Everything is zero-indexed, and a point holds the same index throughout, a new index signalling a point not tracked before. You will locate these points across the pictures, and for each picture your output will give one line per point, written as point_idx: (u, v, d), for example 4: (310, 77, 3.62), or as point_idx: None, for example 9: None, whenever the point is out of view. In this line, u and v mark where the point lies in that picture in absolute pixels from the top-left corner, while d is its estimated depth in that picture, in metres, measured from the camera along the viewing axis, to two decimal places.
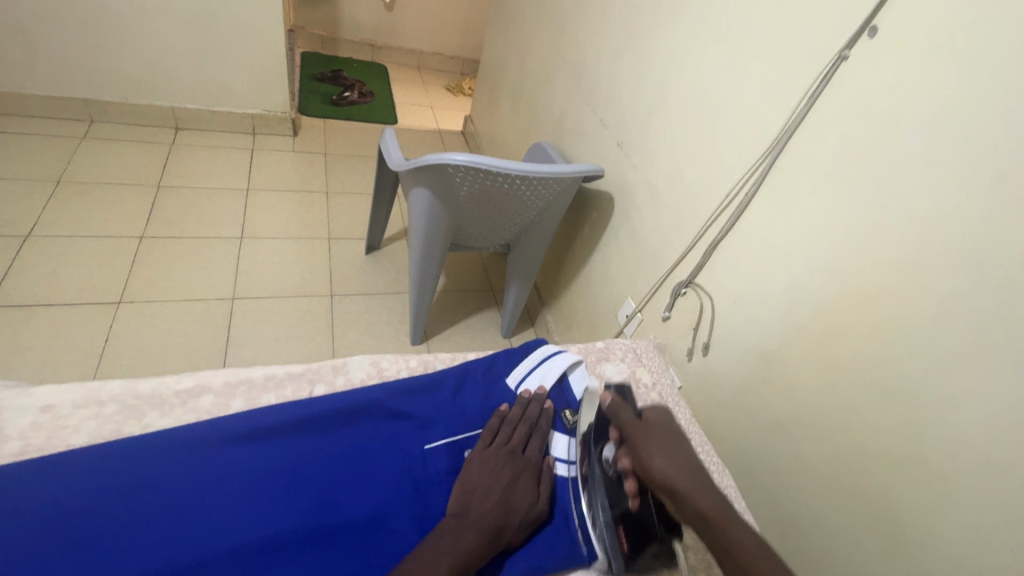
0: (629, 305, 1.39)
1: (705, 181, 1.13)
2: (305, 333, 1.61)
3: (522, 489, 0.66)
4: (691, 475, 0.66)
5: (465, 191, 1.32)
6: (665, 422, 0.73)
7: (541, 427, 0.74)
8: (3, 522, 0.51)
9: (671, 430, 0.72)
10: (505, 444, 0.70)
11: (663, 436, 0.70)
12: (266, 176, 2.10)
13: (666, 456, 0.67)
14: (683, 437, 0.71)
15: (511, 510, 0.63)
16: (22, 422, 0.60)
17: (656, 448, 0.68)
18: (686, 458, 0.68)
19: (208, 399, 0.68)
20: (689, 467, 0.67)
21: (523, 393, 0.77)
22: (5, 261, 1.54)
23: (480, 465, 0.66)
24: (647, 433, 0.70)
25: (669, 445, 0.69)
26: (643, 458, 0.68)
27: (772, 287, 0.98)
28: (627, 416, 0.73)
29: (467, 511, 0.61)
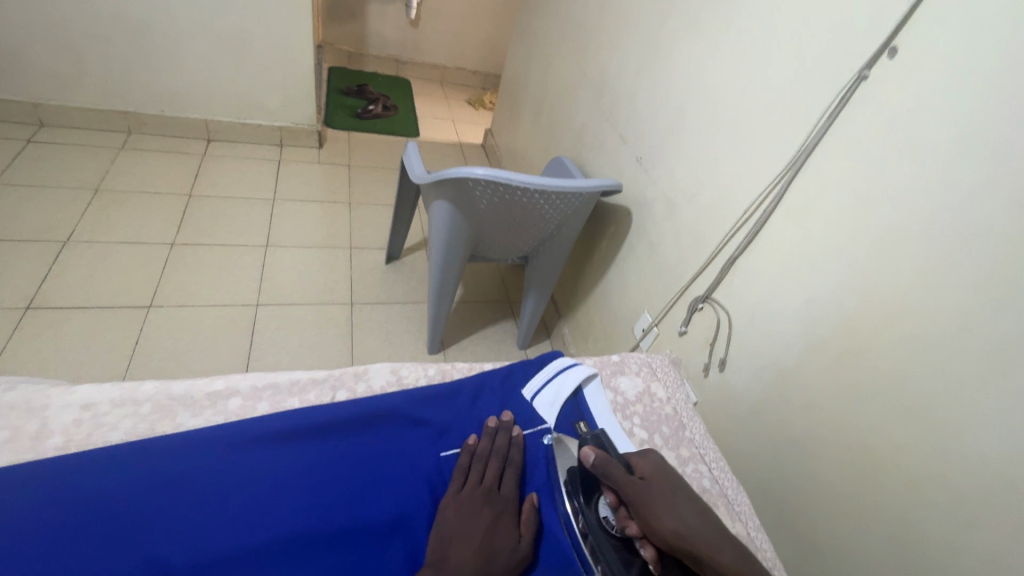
0: (646, 319, 1.40)
1: (724, 197, 1.14)
2: (326, 340, 1.65)
3: (502, 531, 0.63)
4: (705, 530, 0.62)
5: (484, 204, 1.34)
6: (660, 470, 0.68)
7: (514, 460, 0.72)
8: (50, 513, 0.55)
9: (670, 478, 0.67)
10: (479, 483, 0.67)
11: (664, 486, 0.66)
12: (293, 186, 2.16)
13: (677, 515, 0.63)
14: (682, 484, 0.67)
15: (494, 555, 0.60)
16: (65, 418, 0.64)
17: (663, 507, 0.64)
18: (694, 509, 0.64)
19: (236, 402, 0.70)
20: (699, 520, 0.63)
21: (489, 423, 0.74)
22: (46, 265, 1.62)
23: (455, 509, 0.64)
24: (647, 490, 0.65)
25: (674, 499, 0.64)
26: (654, 521, 0.63)
27: (792, 304, 0.98)
28: (620, 475, 0.67)
29: (448, 556, 0.59)
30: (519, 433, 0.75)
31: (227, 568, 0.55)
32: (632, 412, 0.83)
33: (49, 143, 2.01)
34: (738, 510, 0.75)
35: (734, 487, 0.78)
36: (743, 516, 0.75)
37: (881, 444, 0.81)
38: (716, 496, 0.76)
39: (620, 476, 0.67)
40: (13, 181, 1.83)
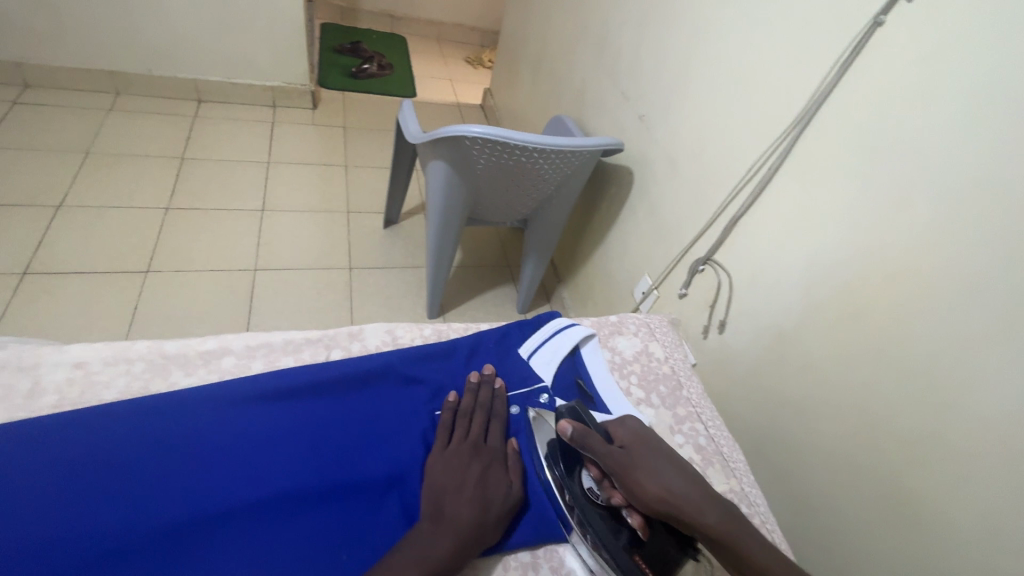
0: (646, 282, 1.38)
1: (728, 155, 1.10)
2: (324, 304, 1.64)
3: (493, 480, 0.63)
4: (689, 491, 0.61)
5: (481, 163, 1.31)
6: (638, 435, 0.67)
7: (498, 412, 0.71)
8: (45, 468, 0.55)
9: (647, 441, 0.66)
10: (465, 438, 0.67)
11: (641, 450, 0.65)
12: (287, 149, 2.11)
13: (656, 477, 0.61)
14: (662, 447, 0.66)
15: (488, 505, 0.60)
16: (57, 377, 0.64)
17: (645, 471, 0.62)
18: (674, 469, 0.63)
19: (230, 360, 0.70)
20: (681, 482, 0.62)
21: (471, 379, 0.73)
22: (39, 230, 1.60)
23: (444, 466, 0.63)
24: (628, 458, 0.63)
25: (653, 461, 0.63)
26: (636, 488, 0.61)
27: (794, 264, 0.96)
28: (600, 445, 0.64)
29: (442, 510, 0.59)
30: (500, 385, 0.74)
31: (226, 522, 0.55)
32: (630, 371, 0.83)
33: (35, 104, 1.96)
34: (733, 466, 0.75)
35: (729, 444, 0.78)
36: (737, 472, 0.75)
37: (878, 403, 0.81)
38: (712, 454, 0.76)
39: (600, 443, 0.64)
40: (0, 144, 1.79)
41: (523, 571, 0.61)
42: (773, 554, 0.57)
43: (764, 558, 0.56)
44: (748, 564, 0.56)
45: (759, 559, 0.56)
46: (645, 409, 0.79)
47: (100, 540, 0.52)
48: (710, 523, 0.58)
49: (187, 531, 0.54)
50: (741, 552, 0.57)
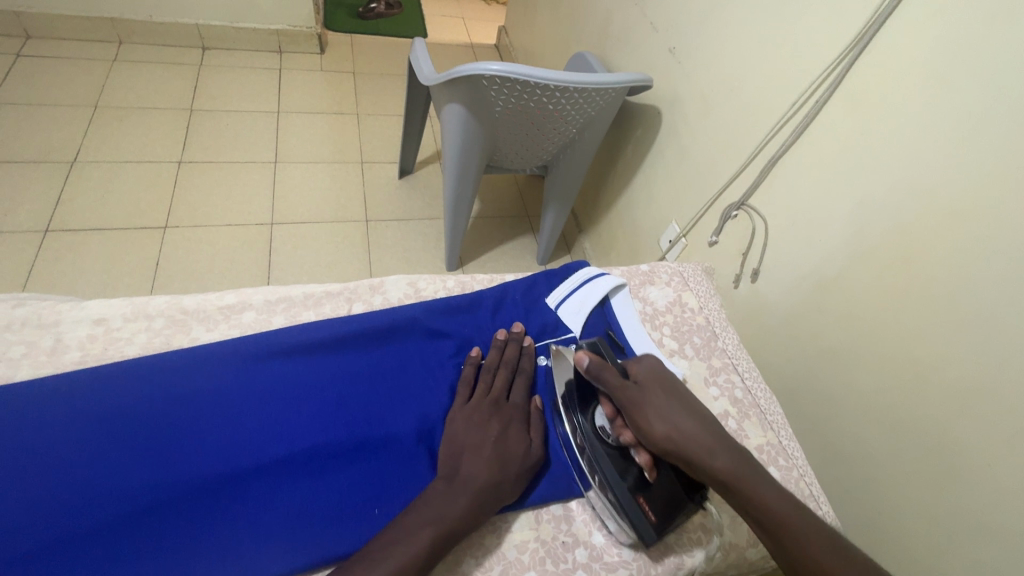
0: (673, 230, 1.32)
1: (769, 87, 1.01)
2: (343, 258, 1.63)
3: (513, 438, 0.61)
4: (704, 435, 0.56)
5: (500, 105, 1.23)
6: (656, 375, 0.62)
7: (523, 368, 0.68)
8: (76, 423, 0.55)
9: (666, 383, 0.61)
10: (487, 394, 0.65)
11: (658, 389, 0.60)
12: (296, 97, 2.03)
13: (668, 416, 0.57)
14: (681, 388, 0.61)
15: (507, 464, 0.58)
16: (79, 334, 0.64)
17: (657, 410, 0.58)
18: (690, 411, 0.58)
19: (251, 315, 0.69)
20: (696, 424, 0.57)
21: (499, 336, 0.70)
22: (56, 188, 1.59)
23: (463, 422, 0.61)
24: (642, 396, 0.59)
25: (666, 398, 0.59)
26: (644, 427, 0.57)
27: (839, 207, 0.89)
28: (613, 380, 0.60)
29: (461, 468, 0.57)
30: (530, 341, 0.71)
31: (258, 477, 0.55)
32: (662, 323, 0.79)
33: (38, 56, 1.90)
34: (770, 419, 0.73)
35: (766, 397, 0.75)
36: (775, 425, 0.73)
37: (925, 353, 0.77)
38: (748, 406, 0.74)
39: (613, 379, 0.60)
40: (8, 99, 1.75)
41: (555, 524, 0.61)
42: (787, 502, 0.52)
43: (778, 508, 0.51)
44: (756, 513, 0.52)
45: (771, 511, 0.51)
46: (678, 361, 0.76)
47: (133, 496, 0.52)
48: (722, 469, 0.53)
49: (219, 486, 0.54)
50: (749, 500, 0.52)
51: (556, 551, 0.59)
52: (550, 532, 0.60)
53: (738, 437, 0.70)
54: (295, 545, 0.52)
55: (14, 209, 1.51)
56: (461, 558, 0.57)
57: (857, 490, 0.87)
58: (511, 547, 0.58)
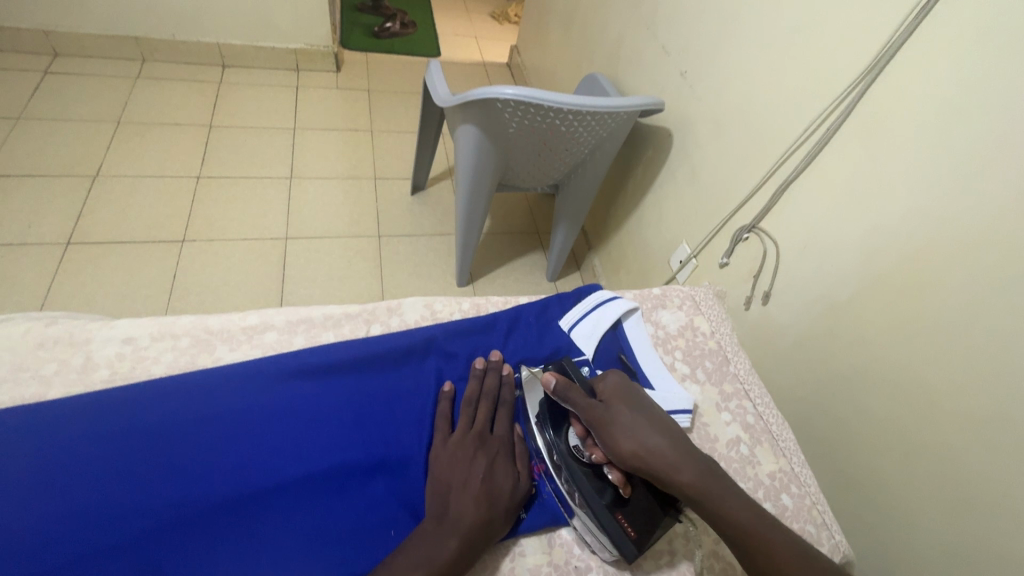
0: (684, 250, 1.33)
1: (780, 113, 1.03)
2: (356, 273, 1.65)
3: (500, 473, 0.60)
4: (669, 448, 0.58)
5: (514, 126, 1.25)
6: (621, 391, 0.63)
7: (505, 399, 0.68)
8: (106, 441, 0.57)
9: (630, 396, 0.63)
10: (469, 428, 0.64)
11: (622, 404, 0.62)
12: (312, 114, 2.08)
13: (634, 432, 0.59)
14: (644, 401, 0.63)
15: (494, 502, 0.57)
16: (108, 352, 0.66)
17: (625, 428, 0.59)
18: (654, 424, 0.60)
19: (273, 335, 0.71)
20: (662, 438, 0.59)
21: (477, 364, 0.70)
22: (79, 201, 1.63)
23: (447, 459, 0.61)
24: (610, 414, 0.60)
25: (632, 414, 0.61)
26: (613, 444, 0.58)
27: (852, 233, 0.90)
28: (581, 400, 0.61)
29: (447, 509, 0.56)
30: (510, 371, 0.70)
31: (278, 498, 0.56)
32: (674, 346, 0.80)
33: (66, 74, 1.96)
34: (782, 446, 0.73)
35: (779, 423, 0.75)
36: (787, 452, 0.72)
37: (937, 380, 0.77)
38: (760, 432, 0.74)
39: (579, 400, 0.61)
40: (36, 115, 1.81)
41: (569, 548, 0.61)
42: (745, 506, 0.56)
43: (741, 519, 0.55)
44: (724, 524, 0.55)
45: (737, 522, 0.55)
46: (689, 385, 0.77)
47: (158, 514, 0.53)
48: (689, 483, 0.56)
49: (243, 505, 0.55)
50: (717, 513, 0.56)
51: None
52: (562, 556, 0.61)
53: (749, 463, 0.70)
54: (312, 569, 0.53)
55: (40, 221, 1.56)
56: None
57: (872, 518, 0.86)
58: (525, 570, 0.59)
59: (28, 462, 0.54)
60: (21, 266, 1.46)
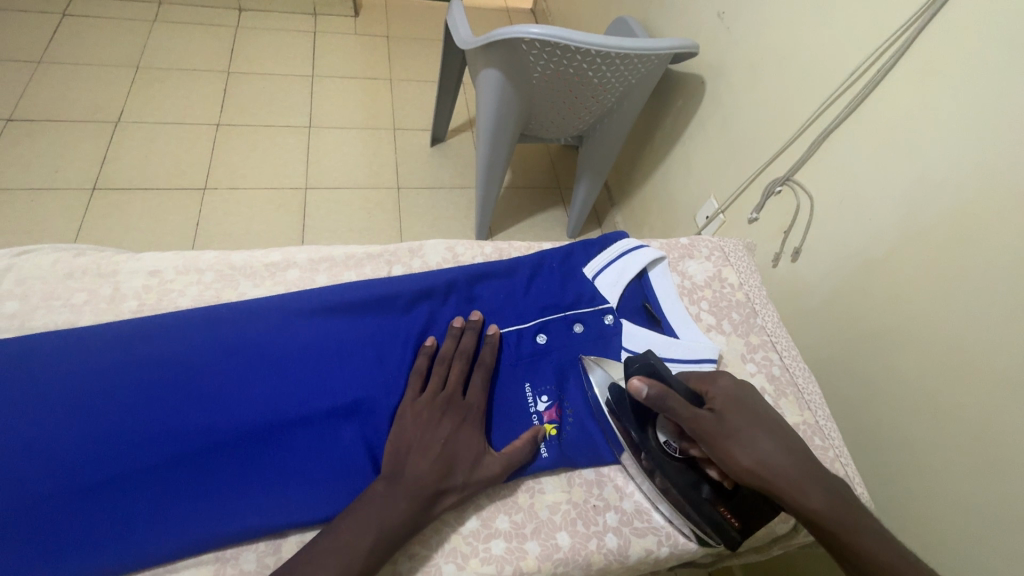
0: (711, 206, 1.29)
1: (826, 56, 0.96)
2: (375, 225, 1.65)
3: (464, 440, 0.58)
4: (791, 467, 0.54)
5: (538, 71, 1.20)
6: (733, 395, 0.58)
7: (483, 361, 0.64)
8: (138, 367, 0.58)
9: (740, 401, 0.58)
10: (441, 388, 0.61)
11: (734, 408, 0.57)
12: (330, 61, 2.02)
13: (749, 443, 0.55)
14: (761, 409, 0.58)
15: (453, 471, 0.56)
16: (136, 284, 0.67)
17: (741, 437, 0.55)
18: (774, 435, 0.56)
19: (295, 272, 0.71)
20: (781, 450, 0.55)
21: (455, 323, 0.67)
22: (102, 147, 1.63)
23: (413, 418, 0.59)
24: (720, 427, 0.55)
25: (746, 422, 0.56)
26: (730, 459, 0.54)
27: (895, 185, 0.85)
28: (685, 412, 0.56)
29: (402, 470, 0.55)
30: (495, 333, 0.67)
31: (303, 427, 0.58)
32: (700, 297, 0.78)
33: (83, 16, 1.93)
34: (807, 399, 0.71)
35: (805, 375, 0.74)
36: (812, 404, 0.71)
37: (974, 340, 0.74)
38: (785, 384, 0.73)
39: (683, 409, 0.56)
40: (56, 58, 1.79)
41: (588, 487, 0.62)
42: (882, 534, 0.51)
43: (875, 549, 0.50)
44: (865, 566, 0.49)
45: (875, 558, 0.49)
46: (715, 335, 0.75)
47: (188, 439, 0.55)
48: (812, 508, 0.52)
49: (268, 432, 0.57)
50: (853, 553, 0.50)
51: (587, 513, 0.60)
52: (581, 495, 0.62)
53: None
54: (337, 492, 0.55)
55: (65, 166, 1.57)
56: (495, 513, 0.59)
57: (890, 477, 0.85)
58: (543, 507, 0.60)
59: (63, 383, 0.56)
60: (51, 210, 1.49)
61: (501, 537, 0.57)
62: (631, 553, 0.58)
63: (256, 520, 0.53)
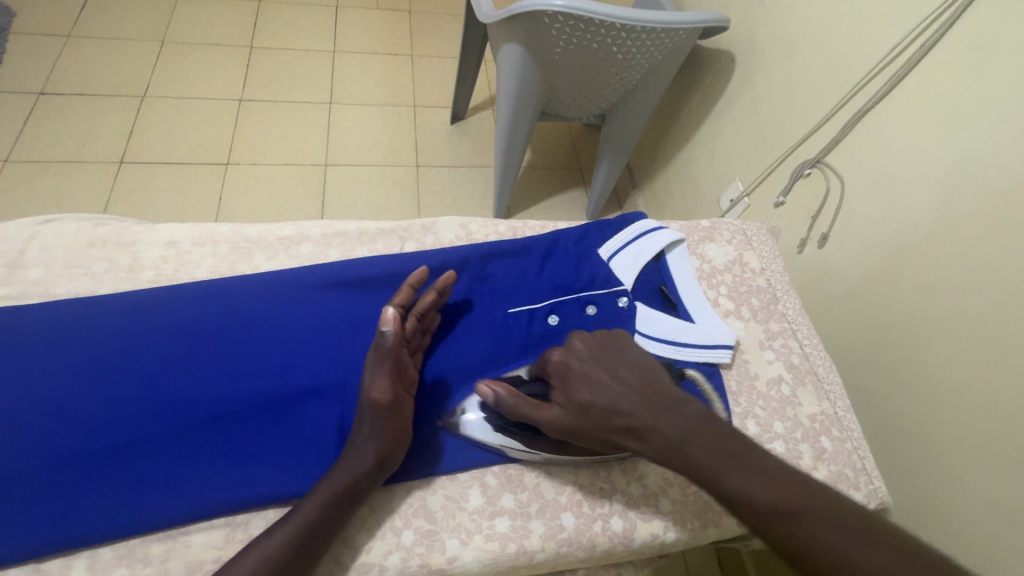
0: (736, 188, 1.25)
1: (867, 30, 0.90)
2: (393, 202, 1.65)
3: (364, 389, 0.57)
4: (641, 419, 0.52)
5: (560, 46, 1.17)
6: (569, 369, 0.56)
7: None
8: (156, 336, 0.59)
9: (584, 370, 0.56)
10: None
11: (580, 382, 0.55)
12: (352, 37, 2.00)
13: (602, 418, 0.53)
14: (604, 370, 0.56)
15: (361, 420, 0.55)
16: (153, 255, 0.68)
17: (592, 414, 0.53)
18: (619, 395, 0.54)
19: (308, 246, 0.71)
20: (629, 407, 0.53)
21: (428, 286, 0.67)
22: (129, 121, 1.66)
23: None
24: (568, 410, 0.54)
25: (591, 393, 0.54)
26: (588, 436, 0.53)
27: (935, 168, 0.81)
28: (534, 413, 0.54)
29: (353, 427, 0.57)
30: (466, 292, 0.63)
31: (314, 399, 0.58)
32: (720, 281, 0.76)
33: None
34: (827, 389, 0.69)
35: (826, 365, 0.71)
36: (832, 395, 0.69)
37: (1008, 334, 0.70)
38: (805, 373, 0.70)
39: (535, 412, 0.54)
40: (85, 33, 1.82)
41: (594, 470, 0.62)
42: (753, 456, 0.49)
43: (743, 483, 0.47)
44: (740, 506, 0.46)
45: (748, 495, 0.46)
46: (732, 321, 0.73)
47: (202, 407, 0.56)
48: (679, 458, 0.50)
49: (281, 403, 0.58)
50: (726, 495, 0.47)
51: (593, 495, 0.60)
52: (587, 478, 0.61)
53: (791, 403, 0.68)
54: None
55: (94, 140, 1.60)
56: (500, 492, 0.59)
57: (909, 473, 0.82)
58: (549, 487, 0.60)
59: (83, 349, 0.58)
60: (81, 183, 1.53)
61: (505, 515, 0.58)
62: (636, 536, 0.58)
63: (266, 489, 0.54)
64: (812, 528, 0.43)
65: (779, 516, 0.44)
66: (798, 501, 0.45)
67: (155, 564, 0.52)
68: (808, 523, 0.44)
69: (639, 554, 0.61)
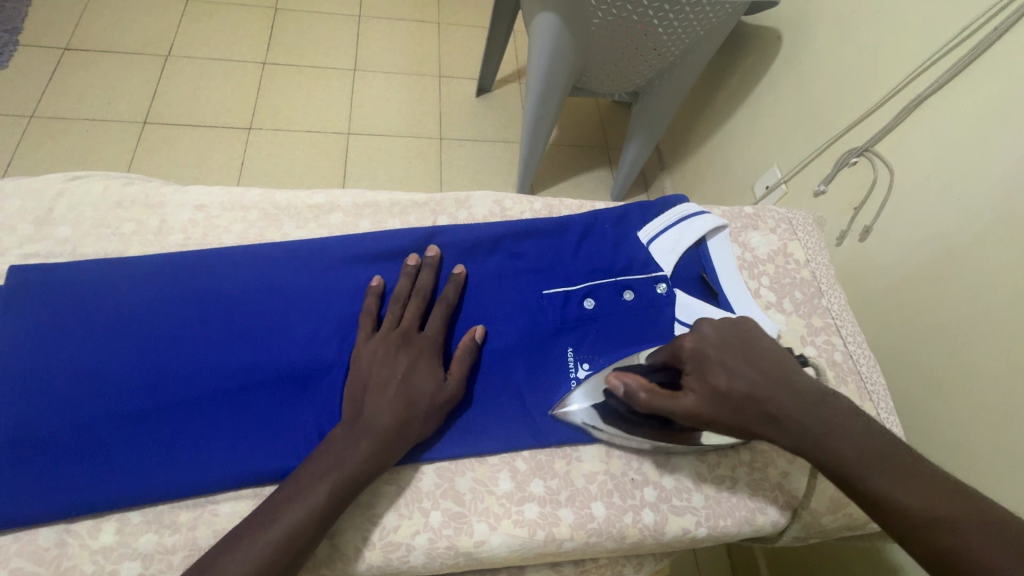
0: (773, 175, 1.20)
1: (937, 10, 0.85)
2: (415, 175, 1.62)
3: (420, 375, 0.56)
4: (785, 408, 0.50)
5: (599, 18, 1.11)
6: (702, 353, 0.54)
7: (444, 297, 0.62)
8: (184, 303, 0.58)
9: (719, 354, 0.53)
10: (397, 325, 0.59)
11: (717, 367, 0.53)
12: (378, 2, 1.94)
13: (740, 408, 0.51)
14: (739, 355, 0.53)
15: (413, 402, 0.54)
16: (182, 218, 0.67)
17: (729, 402, 0.51)
18: (761, 385, 0.51)
19: (338, 216, 0.69)
20: (769, 395, 0.51)
21: (409, 262, 0.63)
22: (153, 80, 1.64)
23: (368, 357, 0.56)
24: (702, 400, 0.52)
25: (731, 380, 0.52)
26: (722, 424, 0.52)
27: (997, 161, 0.76)
28: (670, 402, 0.52)
29: (363, 410, 0.53)
30: (461, 271, 0.64)
31: (340, 374, 0.57)
32: (761, 272, 0.73)
33: None
34: (869, 388, 0.67)
35: (870, 365, 0.68)
36: (875, 396, 0.67)
37: None
38: (847, 371, 0.68)
39: (671, 402, 0.52)
40: None
41: (626, 460, 0.60)
42: (907, 461, 0.46)
43: (894, 487, 0.45)
44: (883, 506, 0.45)
45: (896, 500, 0.44)
46: (773, 313, 0.70)
47: (229, 376, 0.56)
48: (830, 455, 0.48)
49: (307, 377, 0.57)
50: (870, 492, 0.46)
51: (624, 486, 0.59)
52: (619, 467, 0.60)
53: None
54: None
55: (118, 98, 1.59)
56: (530, 477, 0.58)
57: None
58: (580, 475, 0.59)
59: (112, 312, 0.57)
60: (105, 142, 1.52)
61: (535, 501, 0.57)
62: (668, 530, 0.57)
63: (291, 463, 0.53)
64: (962, 539, 0.42)
65: (931, 524, 0.43)
66: (956, 506, 0.43)
67: (184, 531, 0.52)
68: (960, 534, 0.42)
69: (667, 548, 0.60)
